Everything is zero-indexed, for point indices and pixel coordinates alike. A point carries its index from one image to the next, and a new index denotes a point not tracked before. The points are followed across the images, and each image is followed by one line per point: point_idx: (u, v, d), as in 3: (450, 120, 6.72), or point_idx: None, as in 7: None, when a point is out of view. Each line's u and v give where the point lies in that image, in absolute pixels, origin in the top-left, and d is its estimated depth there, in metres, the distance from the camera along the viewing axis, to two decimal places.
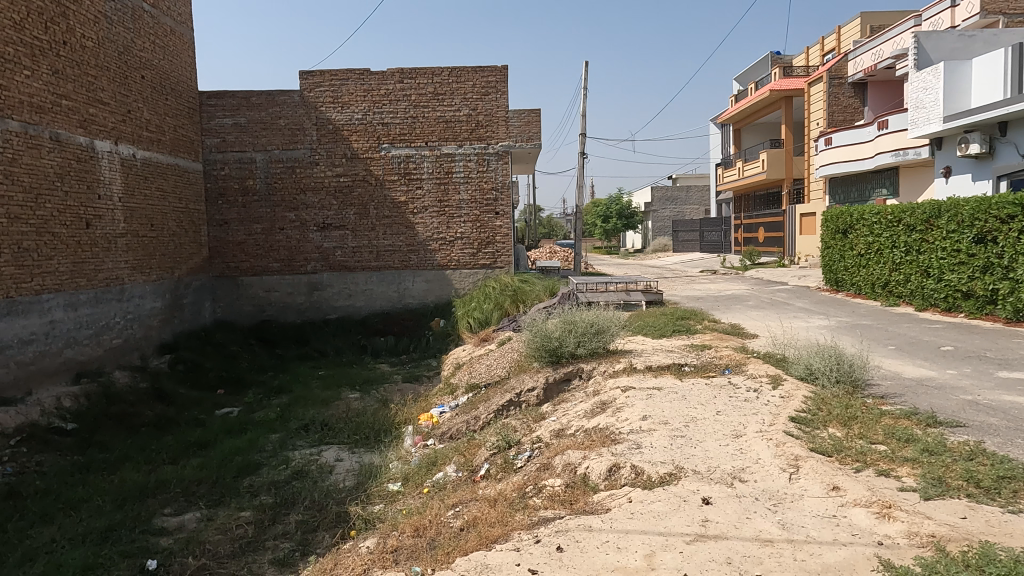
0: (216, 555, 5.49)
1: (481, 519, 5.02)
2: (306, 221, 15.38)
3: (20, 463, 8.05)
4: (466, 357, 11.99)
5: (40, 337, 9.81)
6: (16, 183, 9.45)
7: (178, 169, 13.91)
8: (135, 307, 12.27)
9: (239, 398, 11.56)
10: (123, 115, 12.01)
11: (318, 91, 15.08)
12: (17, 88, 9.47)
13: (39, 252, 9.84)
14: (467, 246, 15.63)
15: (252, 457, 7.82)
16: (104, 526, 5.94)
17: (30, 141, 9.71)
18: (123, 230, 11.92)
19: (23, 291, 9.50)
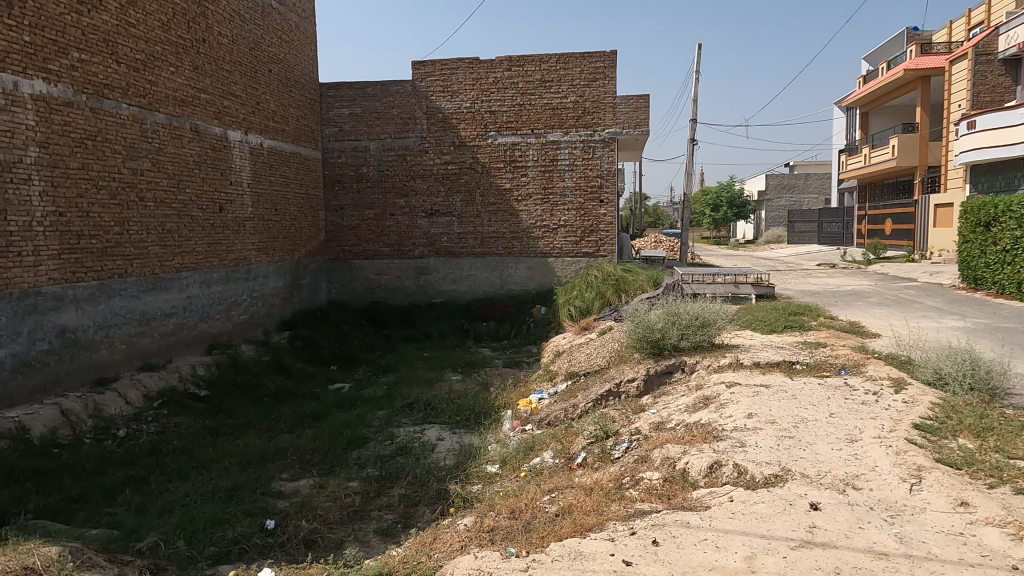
0: (327, 520, 5.84)
1: (576, 506, 5.04)
2: (415, 207, 15.92)
3: (161, 423, 8.98)
4: (566, 345, 12.00)
5: (179, 310, 10.83)
6: (161, 169, 10.43)
7: (299, 157, 14.75)
8: (261, 286, 13.23)
9: (350, 374, 12.20)
10: (252, 107, 12.89)
11: (429, 81, 15.49)
12: (163, 84, 10.44)
13: (179, 233, 10.83)
14: (570, 234, 15.58)
15: (360, 432, 8.25)
16: (230, 486, 6.47)
17: (173, 131, 10.67)
18: (251, 214, 12.86)
19: (166, 269, 10.53)
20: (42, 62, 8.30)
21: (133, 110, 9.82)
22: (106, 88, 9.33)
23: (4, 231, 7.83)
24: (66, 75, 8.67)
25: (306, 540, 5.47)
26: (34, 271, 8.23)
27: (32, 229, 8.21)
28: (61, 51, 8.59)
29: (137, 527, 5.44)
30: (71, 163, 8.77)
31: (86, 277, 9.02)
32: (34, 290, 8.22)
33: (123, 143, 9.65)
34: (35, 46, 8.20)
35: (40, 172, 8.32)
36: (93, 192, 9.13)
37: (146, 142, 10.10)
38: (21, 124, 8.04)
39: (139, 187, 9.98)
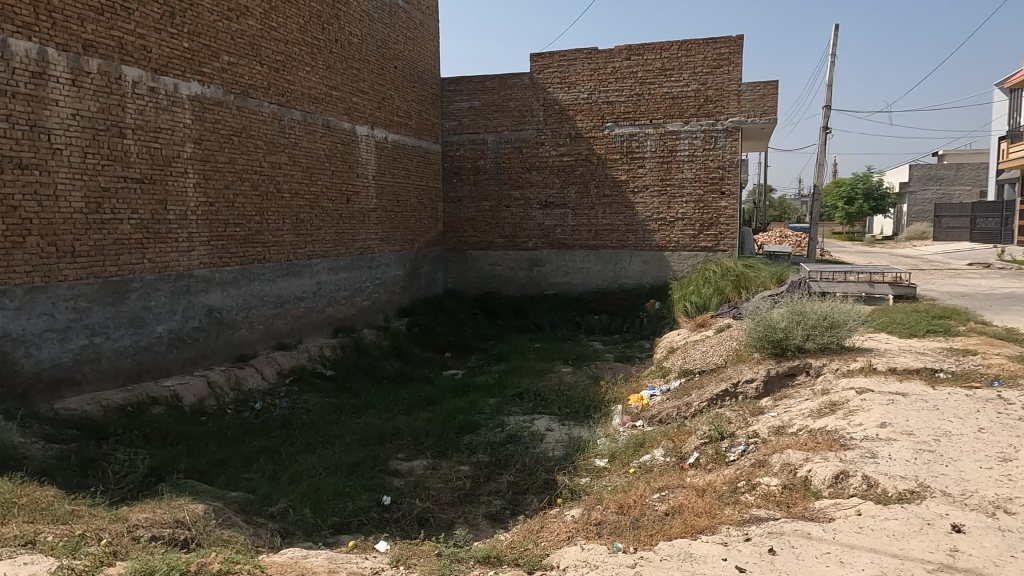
0: (439, 500, 6.05)
1: (687, 507, 4.90)
2: (530, 199, 16.05)
3: (292, 399, 9.68)
4: (680, 341, 11.66)
5: (309, 295, 11.61)
6: (297, 163, 11.19)
7: (420, 151, 15.31)
8: (382, 274, 13.89)
9: (463, 361, 12.53)
10: (379, 103, 13.51)
11: (547, 73, 15.54)
12: (300, 83, 11.19)
13: (311, 223, 11.58)
14: (688, 228, 15.08)
15: (472, 418, 8.46)
16: (351, 461, 6.86)
17: (308, 127, 11.41)
18: (375, 205, 13.51)
19: (299, 256, 11.31)
20: (197, 66, 9.16)
21: (273, 108, 10.60)
22: (251, 88, 10.14)
23: (165, 220, 8.74)
24: (217, 77, 9.50)
25: (419, 518, 5.69)
26: (188, 255, 9.13)
27: (187, 218, 9.10)
28: (213, 55, 9.42)
29: (270, 493, 5.89)
30: (220, 158, 9.61)
31: (231, 262, 9.88)
32: (188, 273, 9.12)
33: (265, 139, 10.44)
34: (191, 52, 9.05)
35: (194, 166, 9.19)
36: (238, 185, 9.96)
37: (284, 138, 10.87)
38: (179, 122, 8.92)
39: (277, 179, 10.76)
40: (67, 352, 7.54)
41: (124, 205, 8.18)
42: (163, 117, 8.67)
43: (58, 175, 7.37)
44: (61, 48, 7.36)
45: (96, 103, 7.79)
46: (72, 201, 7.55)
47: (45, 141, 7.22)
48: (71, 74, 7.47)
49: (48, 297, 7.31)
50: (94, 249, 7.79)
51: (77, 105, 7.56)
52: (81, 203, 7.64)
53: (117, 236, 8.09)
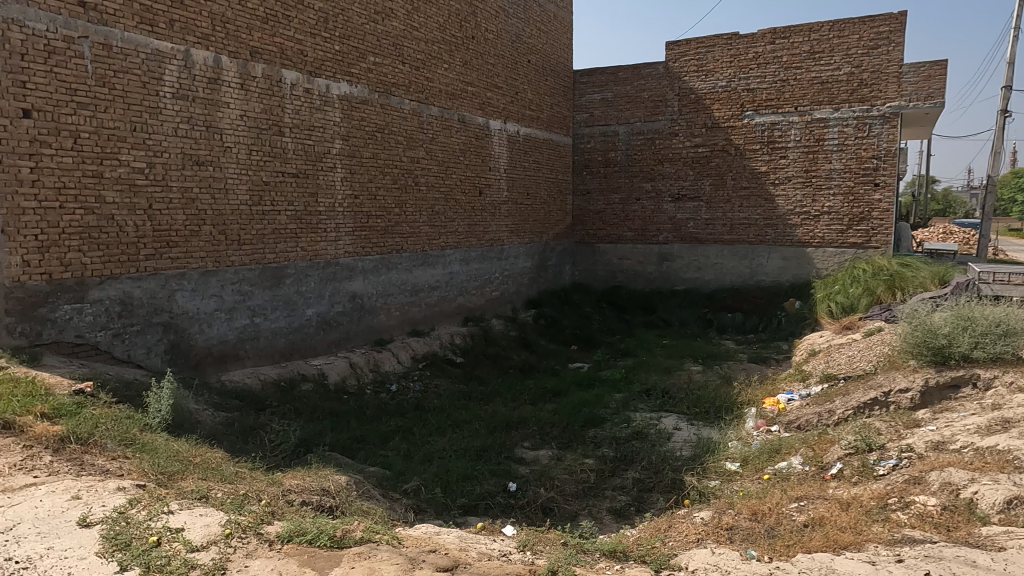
0: (563, 491, 6.09)
1: (829, 520, 4.58)
2: (661, 191, 15.65)
3: (425, 383, 10.14)
4: (823, 344, 10.89)
5: (442, 284, 12.09)
6: (434, 157, 11.66)
7: (551, 144, 15.41)
8: (511, 265, 14.16)
9: (589, 354, 12.49)
10: (512, 97, 13.74)
11: (684, 61, 15.05)
12: (438, 80, 11.63)
13: (446, 215, 12.03)
14: (835, 222, 14.03)
15: (597, 411, 8.43)
16: (479, 446, 7.08)
17: (445, 122, 11.84)
18: (506, 197, 13.78)
19: (433, 247, 11.80)
20: (347, 67, 9.79)
21: (413, 104, 11.10)
22: (393, 87, 10.68)
23: (316, 211, 9.45)
24: (364, 77, 10.11)
25: (543, 507, 5.77)
26: (335, 244, 9.81)
27: (335, 210, 9.77)
28: (361, 56, 10.03)
29: (404, 470, 6.21)
30: (365, 153, 10.22)
31: (372, 251, 10.50)
32: (335, 261, 9.80)
33: (405, 135, 10.97)
34: (342, 54, 9.69)
35: (342, 161, 9.84)
36: (381, 178, 10.55)
37: (422, 134, 11.35)
38: (330, 120, 9.58)
39: (415, 173, 11.27)
40: (233, 330, 8.39)
41: (282, 198, 8.93)
42: (316, 116, 9.35)
43: (228, 170, 8.19)
44: (232, 56, 8.16)
45: (260, 105, 8.55)
46: (239, 194, 8.36)
47: (218, 140, 8.05)
48: (240, 78, 8.26)
49: (218, 280, 8.16)
50: (256, 238, 8.60)
51: (244, 106, 8.35)
52: (246, 196, 8.44)
53: (276, 226, 8.85)
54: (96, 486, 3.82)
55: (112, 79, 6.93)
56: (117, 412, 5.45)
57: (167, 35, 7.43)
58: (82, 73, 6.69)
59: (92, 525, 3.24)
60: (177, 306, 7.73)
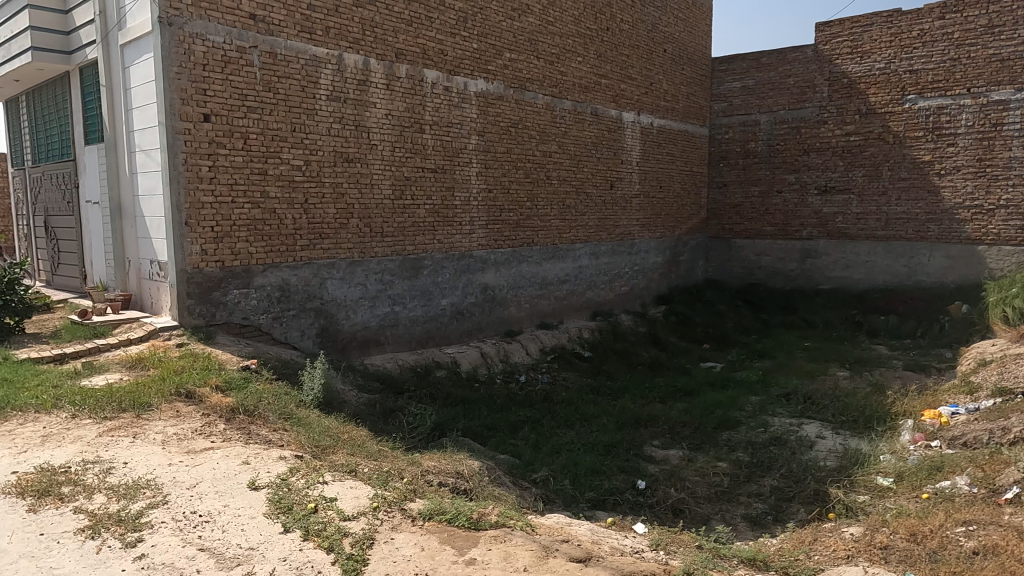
0: (695, 493, 5.91)
1: (1004, 549, 4.10)
2: (806, 184, 14.67)
3: (553, 376, 10.23)
4: (996, 354, 9.73)
5: (571, 277, 12.13)
6: (566, 151, 11.68)
7: (686, 135, 14.91)
8: (642, 260, 13.91)
9: (722, 354, 11.99)
10: (646, 88, 13.47)
11: (835, 43, 13.99)
12: (572, 73, 11.63)
13: (576, 209, 12.04)
14: (1014, 217, 12.46)
15: (732, 414, 8.08)
16: (608, 441, 7.04)
17: (578, 116, 11.83)
18: (638, 191, 13.54)
19: (564, 240, 11.85)
20: (484, 65, 10.05)
21: (547, 99, 11.18)
22: (528, 82, 10.82)
23: (452, 205, 9.80)
24: (500, 74, 10.32)
25: (674, 508, 5.63)
26: (470, 237, 10.12)
27: (470, 204, 10.08)
28: (498, 53, 10.25)
29: (533, 460, 6.31)
30: (499, 148, 10.45)
31: (504, 244, 10.72)
32: (469, 253, 10.13)
33: (538, 129, 11.08)
34: (480, 52, 9.96)
35: (478, 156, 10.11)
36: (514, 172, 10.73)
37: (555, 128, 11.41)
38: (467, 117, 9.88)
39: (547, 167, 11.36)
40: (375, 317, 8.93)
41: (421, 192, 9.35)
42: (454, 114, 9.69)
43: (374, 167, 8.70)
44: (380, 58, 8.64)
45: (404, 104, 8.99)
46: (383, 189, 8.85)
47: (365, 138, 8.57)
48: (386, 79, 8.74)
49: (363, 269, 8.70)
50: (397, 230, 9.07)
51: (390, 106, 8.82)
52: (390, 190, 8.92)
53: (415, 219, 9.29)
54: (261, 453, 4.23)
55: (276, 84, 7.60)
56: (277, 388, 5.99)
57: (323, 42, 8.02)
58: (252, 80, 7.39)
59: (260, 488, 3.60)
60: (327, 293, 8.34)
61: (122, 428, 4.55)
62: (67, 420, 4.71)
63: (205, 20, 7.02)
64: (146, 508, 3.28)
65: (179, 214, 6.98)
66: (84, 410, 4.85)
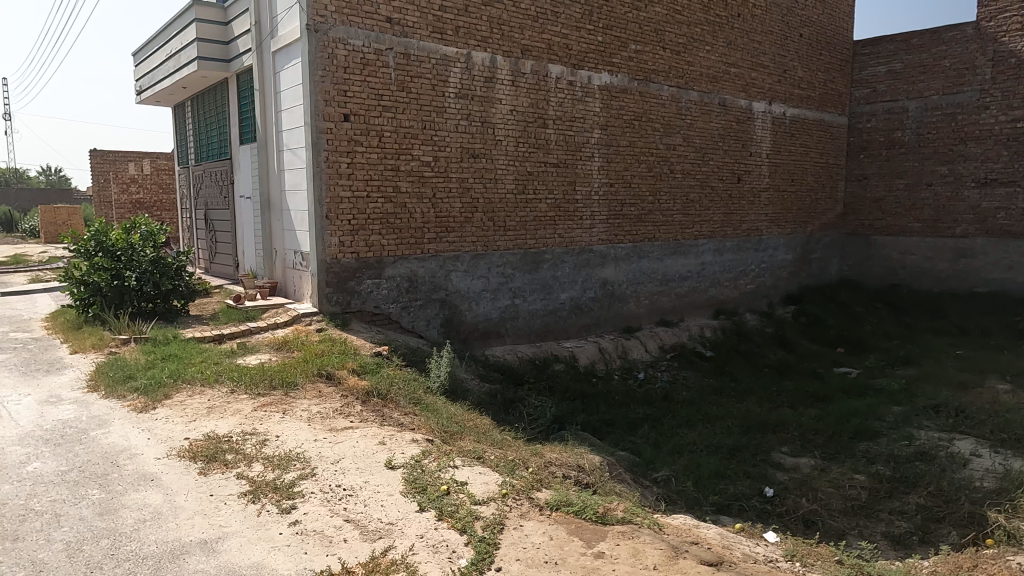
0: (828, 506, 5.57)
1: None
2: (961, 175, 13.32)
3: (672, 374, 10.00)
4: None
5: (693, 274, 11.78)
6: (691, 144, 11.33)
7: (823, 124, 13.99)
8: (770, 258, 13.25)
9: (859, 359, 11.17)
10: (779, 76, 12.77)
11: (1002, 19, 12.58)
12: (699, 63, 11.25)
13: (701, 203, 11.65)
14: None
15: (871, 424, 7.53)
16: (732, 445, 6.79)
17: (704, 107, 11.44)
18: (767, 184, 12.88)
19: (686, 236, 11.51)
20: (609, 57, 9.95)
21: (672, 90, 10.89)
22: (653, 73, 10.60)
23: (574, 199, 9.80)
24: (625, 66, 10.17)
25: (805, 519, 5.34)
26: (590, 232, 10.09)
27: (592, 198, 10.03)
28: (623, 45, 10.11)
29: (654, 459, 6.21)
30: (622, 142, 10.31)
31: (625, 239, 10.58)
32: (589, 248, 10.09)
33: (663, 121, 10.83)
34: (604, 44, 9.87)
35: (600, 150, 10.04)
36: (636, 166, 10.55)
37: (680, 119, 11.09)
38: (590, 110, 9.83)
39: (671, 160, 11.07)
40: (496, 309, 9.14)
41: (543, 186, 9.43)
42: (577, 108, 9.67)
43: (498, 162, 8.88)
44: (506, 55, 8.79)
45: (528, 99, 9.10)
46: (507, 184, 9.01)
47: (490, 134, 8.76)
48: (511, 76, 8.88)
49: (486, 262, 8.92)
50: (519, 224, 9.21)
51: (515, 102, 8.97)
52: (513, 185, 9.07)
53: (537, 214, 9.39)
54: (395, 435, 4.47)
55: (409, 83, 7.94)
56: (407, 374, 6.30)
57: (453, 41, 8.27)
58: (387, 81, 7.77)
59: (396, 468, 3.81)
60: (452, 285, 8.63)
61: (273, 404, 4.97)
62: (226, 394, 5.21)
63: (346, 25, 7.47)
64: (297, 479, 3.57)
65: (320, 208, 7.49)
66: (241, 386, 5.34)
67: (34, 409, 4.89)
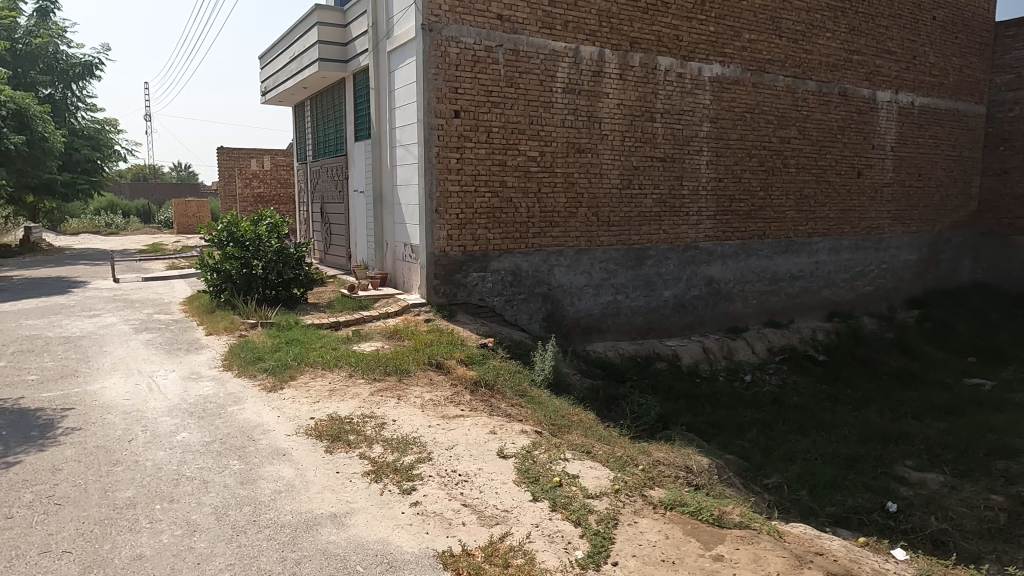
0: (960, 526, 5.17)
1: None
2: None
3: (781, 378, 9.58)
4: None
5: (806, 274, 11.21)
6: (807, 136, 10.76)
7: (956, 114, 12.90)
8: (892, 258, 12.39)
9: (994, 370, 10.25)
10: (907, 63, 11.88)
11: None
12: (819, 51, 10.66)
13: (816, 199, 11.06)
14: None
15: (1010, 440, 6.90)
16: (850, 455, 6.43)
17: (823, 98, 10.83)
18: (890, 179, 12.03)
19: (799, 233, 10.96)
20: (720, 48, 9.62)
21: (788, 80, 10.39)
22: (768, 63, 10.15)
23: (680, 194, 9.57)
24: (738, 56, 9.81)
25: (933, 539, 4.98)
26: (696, 228, 9.82)
27: (699, 193, 9.76)
28: (736, 35, 9.75)
29: (764, 464, 5.98)
30: (732, 135, 9.96)
31: (733, 236, 10.22)
32: (695, 244, 9.83)
33: (777, 113, 10.36)
34: (716, 35, 9.55)
35: (709, 144, 9.74)
36: (747, 160, 10.16)
37: (796, 111, 10.57)
38: (700, 103, 9.56)
39: (785, 154, 10.57)
40: (598, 305, 9.09)
41: (649, 181, 9.26)
42: (686, 101, 9.42)
43: (604, 157, 8.81)
44: (615, 49, 8.70)
45: (636, 93, 8.97)
46: (612, 179, 8.93)
47: (597, 129, 8.70)
48: (620, 69, 8.77)
49: (589, 258, 8.89)
50: (623, 219, 9.11)
51: (622, 96, 8.86)
52: (618, 180, 8.97)
53: (642, 209, 9.25)
54: (505, 426, 4.56)
55: (518, 79, 8.03)
56: (512, 366, 6.40)
57: (562, 36, 8.28)
58: (497, 77, 7.90)
59: (508, 457, 3.89)
60: (555, 279, 8.66)
61: (389, 390, 5.20)
62: (345, 378, 5.50)
63: (459, 24, 7.64)
64: (415, 462, 3.72)
65: (430, 202, 7.71)
66: (358, 371, 5.62)
67: (179, 384, 5.38)
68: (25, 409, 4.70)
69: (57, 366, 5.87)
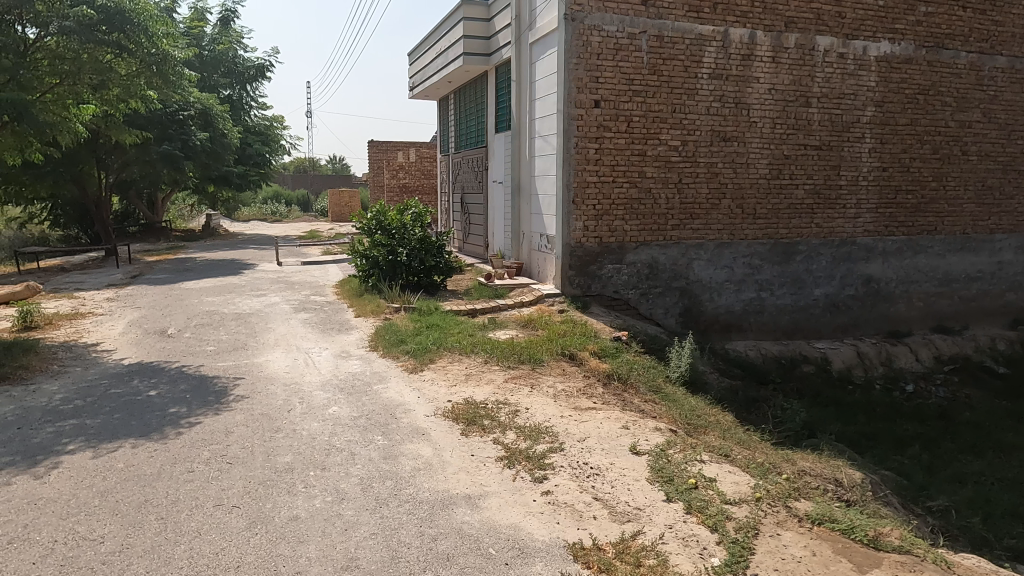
0: None
1: None
2: None
3: (952, 390, 8.61)
4: None
5: (986, 275, 9.97)
6: (993, 120, 9.52)
7: None
8: None
9: None
10: None
11: None
12: (1011, 22, 9.39)
13: (1001, 190, 9.77)
14: None
15: None
16: None
17: (1015, 75, 9.51)
18: None
19: (979, 229, 9.75)
20: (891, 24, 8.75)
21: (972, 57, 9.23)
22: (948, 38, 9.08)
23: (837, 185, 8.85)
24: (911, 32, 8.87)
25: None
26: (854, 222, 9.03)
27: (858, 184, 8.96)
28: (910, 8, 8.82)
29: (927, 484, 5.41)
30: (901, 119, 9.03)
31: (898, 232, 9.29)
32: (852, 239, 9.05)
33: (957, 94, 9.25)
34: (886, 9, 8.70)
35: (873, 130, 8.91)
36: (917, 147, 9.17)
37: (981, 91, 9.37)
38: (864, 85, 8.75)
39: (965, 139, 9.42)
40: (739, 302, 8.65)
41: (801, 171, 8.64)
42: (848, 83, 8.66)
43: (752, 145, 8.33)
44: (768, 29, 8.19)
45: (790, 76, 8.38)
46: (760, 168, 8.43)
47: (745, 116, 8.24)
48: (772, 51, 8.24)
49: (731, 252, 8.48)
50: (771, 212, 8.57)
51: (774, 80, 8.31)
52: (766, 169, 8.45)
53: (792, 201, 8.66)
54: (639, 422, 4.46)
55: (662, 66, 7.79)
56: (647, 361, 6.26)
57: (710, 19, 7.92)
58: (639, 64, 7.72)
59: (641, 454, 3.81)
60: (694, 274, 8.34)
61: (523, 378, 5.28)
62: (481, 363, 5.65)
63: (602, 11, 7.53)
64: (547, 451, 3.75)
65: (567, 193, 7.69)
66: (493, 357, 5.75)
67: (331, 361, 5.81)
68: (205, 376, 5.30)
69: (231, 339, 6.55)
